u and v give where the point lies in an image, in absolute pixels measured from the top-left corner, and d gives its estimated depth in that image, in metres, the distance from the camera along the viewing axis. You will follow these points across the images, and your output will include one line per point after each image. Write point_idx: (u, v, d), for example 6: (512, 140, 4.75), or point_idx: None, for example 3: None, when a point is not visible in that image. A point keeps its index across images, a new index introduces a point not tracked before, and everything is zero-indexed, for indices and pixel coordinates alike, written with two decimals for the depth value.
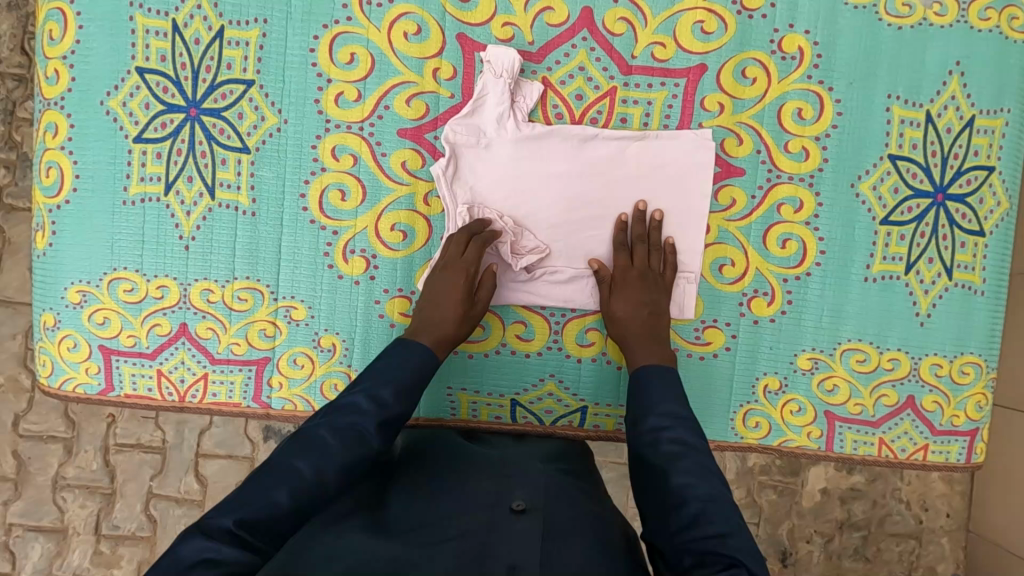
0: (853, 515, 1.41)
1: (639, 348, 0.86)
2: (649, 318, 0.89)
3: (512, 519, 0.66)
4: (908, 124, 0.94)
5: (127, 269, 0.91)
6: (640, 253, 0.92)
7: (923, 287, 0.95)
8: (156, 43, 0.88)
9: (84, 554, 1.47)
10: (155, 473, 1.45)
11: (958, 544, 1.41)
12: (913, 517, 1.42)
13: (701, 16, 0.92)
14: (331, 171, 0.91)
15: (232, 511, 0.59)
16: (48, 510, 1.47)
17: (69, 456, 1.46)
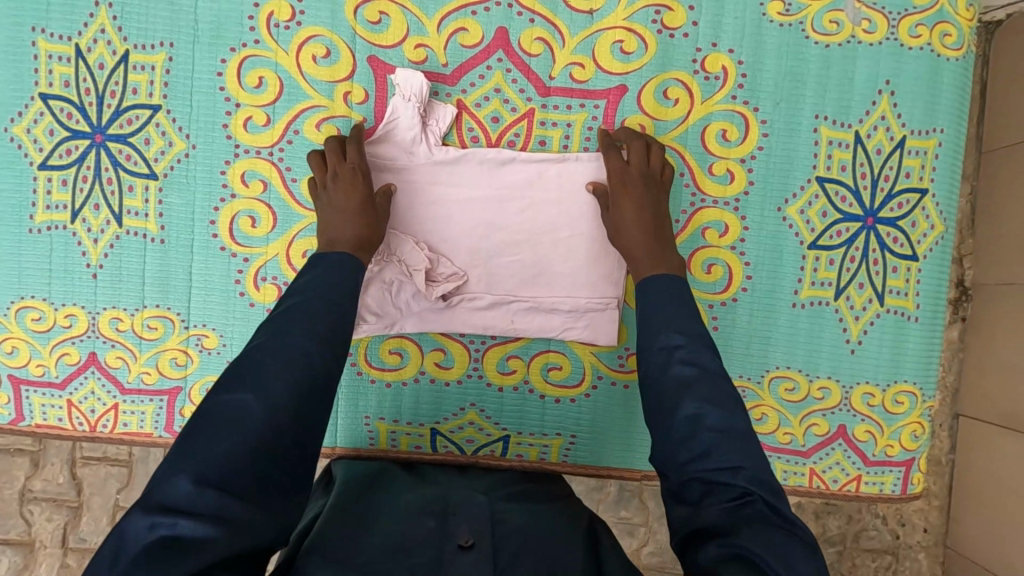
0: (827, 530, 1.27)
1: (648, 260, 0.81)
2: (655, 218, 0.85)
3: (457, 555, 0.62)
4: (836, 145, 0.91)
5: (34, 298, 0.89)
6: (634, 156, 0.87)
7: (854, 314, 0.92)
8: (59, 68, 0.86)
9: (50, 568, 1.47)
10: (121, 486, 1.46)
11: (936, 561, 1.26)
12: (889, 531, 1.27)
13: (620, 35, 0.90)
14: (241, 198, 0.90)
15: (187, 469, 0.52)
16: (14, 524, 1.47)
17: (36, 470, 1.47)
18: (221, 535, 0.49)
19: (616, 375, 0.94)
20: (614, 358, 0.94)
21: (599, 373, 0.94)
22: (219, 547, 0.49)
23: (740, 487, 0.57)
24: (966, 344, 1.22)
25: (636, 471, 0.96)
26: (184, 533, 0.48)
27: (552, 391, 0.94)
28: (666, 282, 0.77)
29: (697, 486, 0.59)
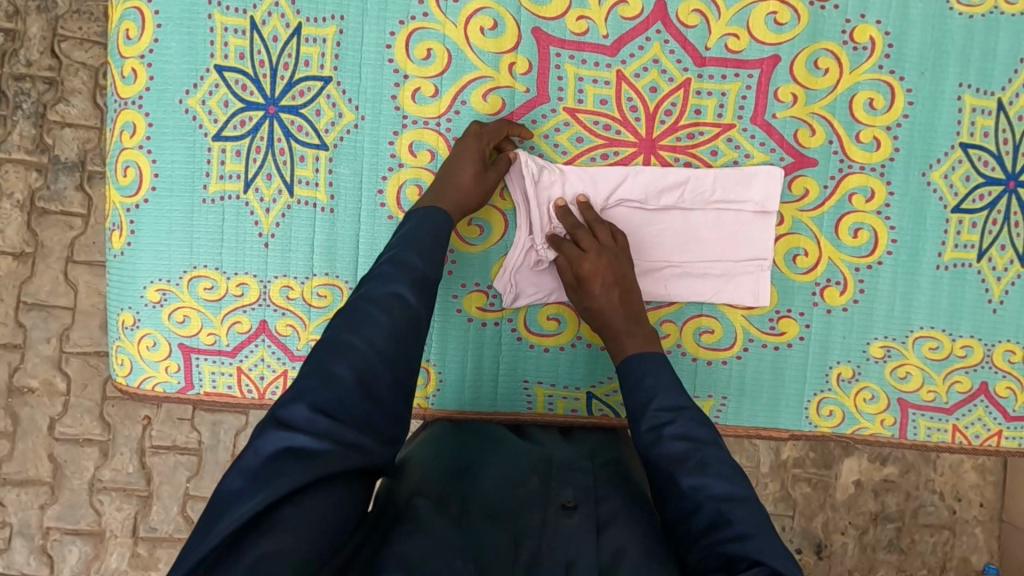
0: (887, 507, 1.45)
1: (624, 335, 0.84)
2: (624, 300, 0.86)
3: (560, 515, 0.67)
4: (980, 112, 0.94)
5: (206, 267, 0.91)
6: (583, 238, 0.89)
7: (995, 274, 0.96)
8: (234, 40, 0.88)
9: (121, 557, 1.48)
10: (191, 475, 1.46)
11: (992, 534, 1.46)
12: (946, 508, 1.46)
13: (774, 7, 0.93)
14: (408, 167, 0.92)
15: (304, 397, 0.58)
16: (84, 514, 1.47)
17: (105, 459, 1.47)
18: (334, 449, 0.56)
19: (766, 338, 0.97)
20: (765, 320, 0.97)
21: (751, 335, 0.97)
22: (334, 460, 0.55)
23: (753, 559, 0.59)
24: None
25: (790, 433, 0.99)
26: (307, 448, 0.55)
27: (704, 354, 0.97)
28: (648, 360, 0.79)
29: (713, 562, 0.61)
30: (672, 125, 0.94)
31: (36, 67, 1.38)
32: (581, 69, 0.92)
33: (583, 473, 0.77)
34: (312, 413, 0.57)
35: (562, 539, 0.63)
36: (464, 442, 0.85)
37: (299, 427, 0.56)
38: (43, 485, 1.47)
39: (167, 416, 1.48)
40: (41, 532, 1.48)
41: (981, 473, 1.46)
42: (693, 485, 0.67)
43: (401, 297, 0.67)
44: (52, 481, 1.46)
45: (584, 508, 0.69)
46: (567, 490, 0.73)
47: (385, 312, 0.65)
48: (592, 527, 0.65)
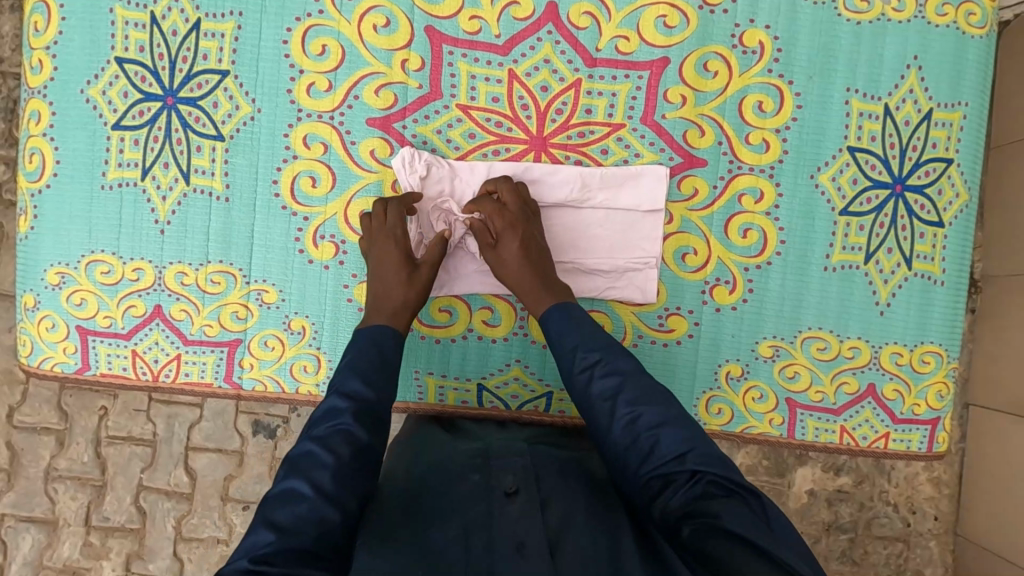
0: (841, 517, 1.44)
1: (540, 293, 0.86)
2: (535, 257, 0.88)
3: (505, 503, 0.70)
4: (867, 116, 0.96)
5: (104, 252, 0.94)
6: (506, 203, 0.90)
7: (883, 277, 0.97)
8: (135, 34, 0.92)
9: (74, 546, 1.50)
10: (144, 466, 1.48)
11: (946, 547, 1.45)
12: (901, 519, 1.45)
13: (663, 11, 0.95)
14: (302, 159, 0.94)
15: (252, 547, 0.59)
16: (39, 502, 1.50)
17: (61, 449, 1.50)
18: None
19: (655, 334, 0.99)
20: (654, 318, 0.99)
21: (640, 331, 0.99)
22: None
23: (689, 469, 0.65)
24: (976, 334, 1.38)
25: None
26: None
27: None
28: (565, 314, 0.82)
29: (654, 484, 0.67)
30: (563, 124, 0.96)
31: (6, 64, 1.42)
32: (473, 68, 0.95)
33: (522, 457, 0.80)
34: (254, 564, 0.58)
35: (510, 524, 0.67)
36: (416, 445, 0.87)
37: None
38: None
39: (122, 409, 1.49)
40: None
41: (935, 484, 1.44)
42: (631, 417, 0.71)
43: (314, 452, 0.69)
44: (8, 469, 1.50)
45: (526, 493, 0.72)
46: (508, 477, 0.75)
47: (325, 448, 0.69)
48: (538, 514, 0.69)
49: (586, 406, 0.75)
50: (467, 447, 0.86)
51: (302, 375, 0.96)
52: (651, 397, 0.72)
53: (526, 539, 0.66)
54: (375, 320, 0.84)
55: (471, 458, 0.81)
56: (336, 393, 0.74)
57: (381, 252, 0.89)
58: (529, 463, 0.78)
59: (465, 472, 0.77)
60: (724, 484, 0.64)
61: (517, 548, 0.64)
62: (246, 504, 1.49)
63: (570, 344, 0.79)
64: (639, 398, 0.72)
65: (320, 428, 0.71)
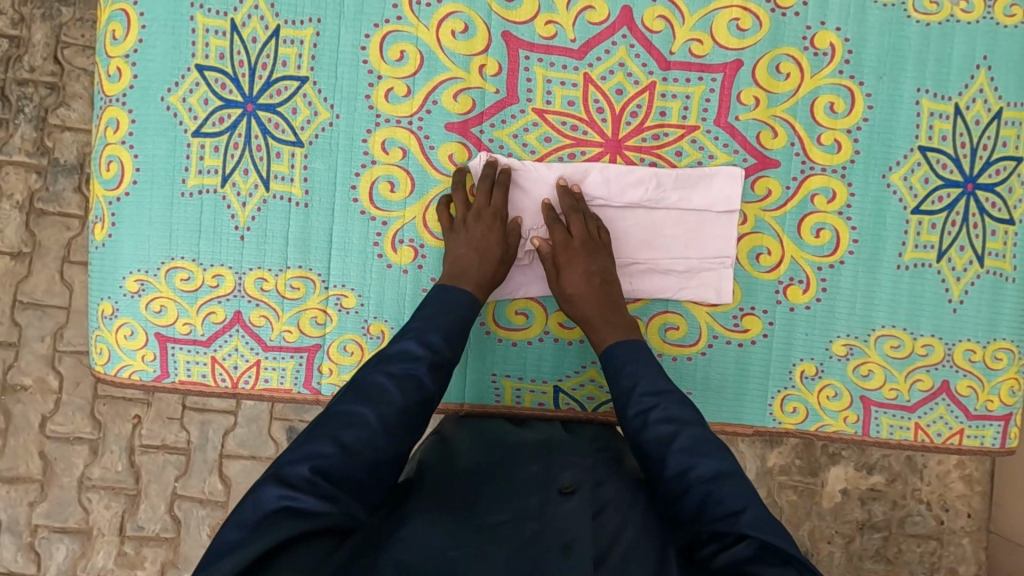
0: (874, 516, 1.45)
1: (603, 327, 0.88)
2: (602, 287, 0.90)
3: (560, 499, 0.70)
4: (937, 116, 0.97)
5: (184, 259, 0.94)
6: (577, 225, 0.93)
7: (955, 274, 0.98)
8: (215, 41, 0.92)
9: (108, 555, 1.49)
10: (179, 474, 1.48)
11: (980, 545, 1.46)
12: (934, 517, 1.46)
13: (736, 14, 0.96)
14: (380, 164, 0.95)
15: (310, 459, 0.63)
16: (73, 511, 1.49)
17: (95, 457, 1.49)
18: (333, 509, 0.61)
19: (730, 334, 0.99)
20: (729, 317, 0.99)
21: (715, 332, 0.99)
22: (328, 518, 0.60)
23: (745, 536, 0.61)
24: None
25: (756, 429, 1.00)
26: (309, 508, 0.59)
27: (670, 350, 1.00)
28: (630, 347, 0.84)
29: (704, 534, 0.65)
30: (637, 126, 0.97)
31: (38, 72, 1.42)
32: (549, 72, 0.96)
33: (581, 459, 0.80)
34: (313, 475, 0.62)
35: (561, 519, 0.66)
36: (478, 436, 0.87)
37: (302, 488, 0.60)
38: (33, 482, 1.49)
39: (156, 416, 1.49)
40: (29, 529, 1.49)
41: (968, 482, 1.45)
42: (679, 469, 0.70)
43: (383, 386, 0.72)
44: (42, 478, 1.48)
45: (584, 492, 0.72)
46: (566, 474, 0.75)
47: (400, 389, 0.72)
48: (592, 510, 0.68)
49: (635, 444, 0.76)
50: (523, 441, 0.86)
51: None
52: (705, 448, 0.71)
53: (575, 535, 0.64)
54: (466, 285, 0.87)
55: (532, 454, 0.81)
56: (416, 340, 0.78)
57: (480, 227, 0.90)
58: (591, 466, 0.78)
59: (528, 466, 0.78)
60: (778, 554, 0.59)
61: (564, 548, 0.62)
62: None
63: (626, 384, 0.80)
64: (694, 447, 0.71)
65: (396, 367, 0.74)
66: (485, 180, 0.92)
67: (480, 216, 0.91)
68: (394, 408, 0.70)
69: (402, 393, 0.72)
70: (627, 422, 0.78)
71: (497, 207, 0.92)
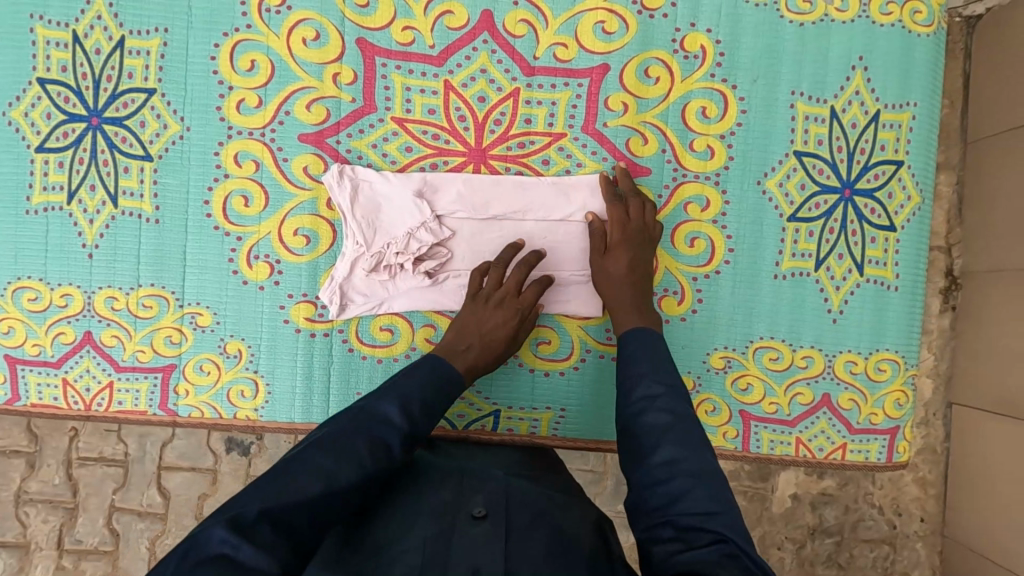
0: (825, 521, 1.32)
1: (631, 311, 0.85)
2: (635, 279, 0.88)
3: (469, 524, 0.65)
4: (813, 120, 0.93)
5: (30, 278, 0.90)
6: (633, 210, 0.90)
7: (834, 284, 0.94)
8: (57, 53, 0.89)
9: (47, 569, 1.47)
10: (117, 486, 1.45)
11: (934, 549, 1.31)
12: (886, 521, 1.31)
13: (602, 16, 0.93)
14: (234, 177, 0.92)
15: (260, 502, 0.57)
16: (10, 526, 1.46)
17: (32, 471, 1.46)
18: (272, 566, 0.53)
19: (603, 348, 0.96)
20: (602, 331, 0.96)
21: (587, 346, 0.96)
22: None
23: (717, 535, 0.57)
24: (958, 332, 1.25)
25: None
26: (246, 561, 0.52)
27: (542, 365, 0.96)
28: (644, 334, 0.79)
29: (667, 530, 0.60)
30: (502, 135, 0.94)
31: None
32: (408, 79, 0.92)
33: (494, 482, 0.74)
34: (262, 521, 0.56)
35: (471, 550, 0.61)
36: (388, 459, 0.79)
37: (247, 537, 0.54)
38: None
39: (94, 428, 1.46)
40: None
41: (922, 485, 1.30)
42: (667, 459, 0.64)
43: (358, 451, 0.65)
44: None
45: (494, 518, 0.66)
46: (478, 498, 0.69)
47: (371, 450, 0.66)
48: (502, 539, 0.63)
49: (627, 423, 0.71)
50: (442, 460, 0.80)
51: (240, 400, 0.93)
52: (694, 445, 0.65)
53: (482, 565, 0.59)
54: (458, 368, 0.83)
55: (443, 476, 0.74)
56: (399, 404, 0.71)
57: (498, 316, 0.87)
58: (502, 489, 0.72)
59: (442, 485, 0.72)
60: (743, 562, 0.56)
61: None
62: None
63: (638, 367, 0.74)
64: (686, 440, 0.66)
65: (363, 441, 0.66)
66: (524, 269, 0.89)
67: (503, 304, 0.88)
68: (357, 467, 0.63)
69: (372, 458, 0.65)
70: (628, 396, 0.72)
71: (526, 301, 0.89)
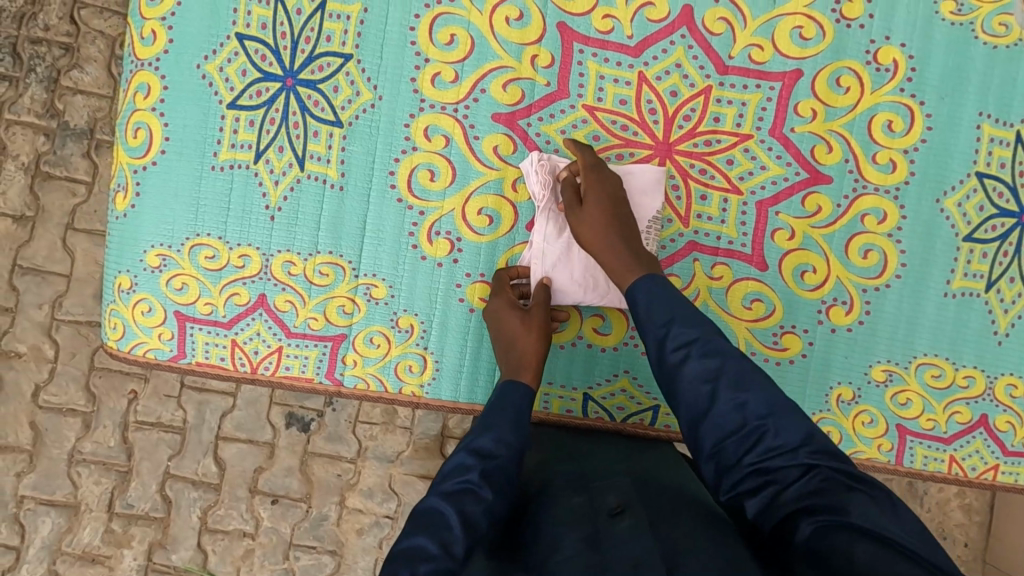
0: None
1: (628, 264, 0.80)
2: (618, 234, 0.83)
3: (611, 521, 0.65)
4: (997, 142, 0.94)
5: (209, 237, 0.89)
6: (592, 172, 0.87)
7: (1003, 306, 0.95)
8: (258, 10, 0.88)
9: (95, 532, 1.37)
10: (173, 453, 1.38)
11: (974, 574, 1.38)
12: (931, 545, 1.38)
13: (800, 22, 0.93)
14: (421, 151, 0.91)
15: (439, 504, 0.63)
16: (60, 484, 1.37)
17: (87, 431, 1.38)
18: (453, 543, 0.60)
19: (768, 352, 0.96)
20: (769, 335, 0.96)
21: (753, 348, 0.96)
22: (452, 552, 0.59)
23: (802, 464, 0.62)
24: None
25: None
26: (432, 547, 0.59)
27: None
28: (654, 287, 0.76)
29: (753, 481, 0.64)
30: (689, 131, 0.93)
31: (53, 32, 1.34)
32: (603, 68, 0.92)
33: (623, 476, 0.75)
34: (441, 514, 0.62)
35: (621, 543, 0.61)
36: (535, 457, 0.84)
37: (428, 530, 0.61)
38: (21, 452, 1.37)
39: (153, 392, 1.39)
40: (14, 500, 1.37)
41: (968, 512, 1.38)
42: (733, 403, 0.66)
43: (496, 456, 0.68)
44: (31, 449, 1.36)
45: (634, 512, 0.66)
46: (610, 495, 0.70)
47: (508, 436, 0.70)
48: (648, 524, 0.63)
49: (671, 388, 0.71)
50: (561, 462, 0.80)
51: (408, 376, 0.92)
52: (753, 380, 0.67)
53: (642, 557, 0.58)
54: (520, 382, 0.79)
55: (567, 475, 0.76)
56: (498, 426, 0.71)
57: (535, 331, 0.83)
58: (630, 482, 0.73)
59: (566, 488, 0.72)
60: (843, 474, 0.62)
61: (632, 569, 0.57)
62: (275, 498, 1.38)
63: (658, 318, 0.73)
64: (742, 378, 0.67)
65: (449, 484, 0.65)
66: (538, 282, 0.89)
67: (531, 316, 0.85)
68: (480, 506, 0.64)
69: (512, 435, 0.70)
70: (663, 362, 0.72)
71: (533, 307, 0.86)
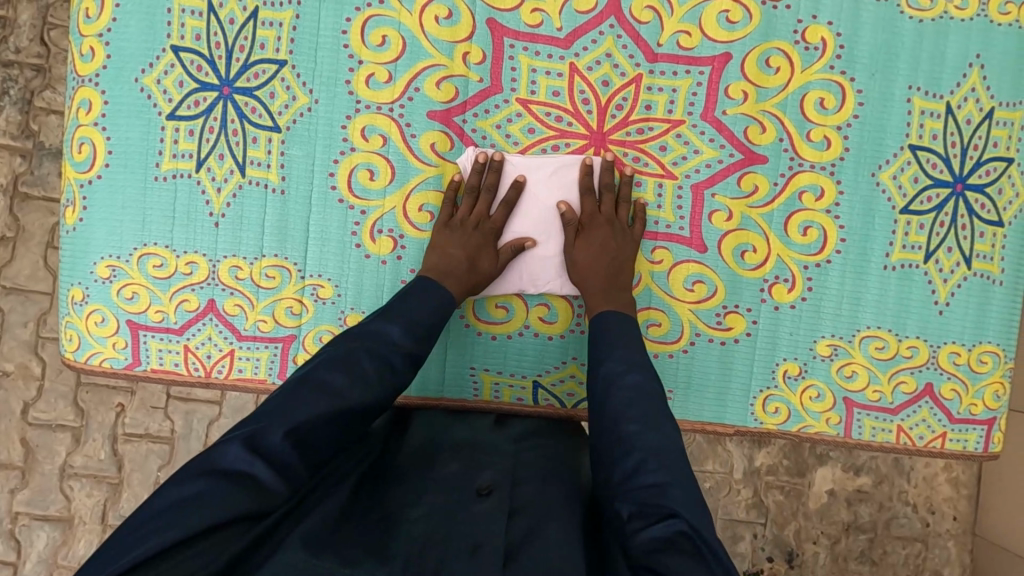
0: (859, 517, 1.31)
1: (600, 295, 0.87)
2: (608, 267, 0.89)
3: (475, 500, 0.65)
4: (928, 115, 0.95)
5: (157, 245, 0.92)
6: (608, 203, 0.92)
7: (942, 276, 0.97)
8: (191, 22, 0.90)
9: (89, 544, 1.39)
10: (163, 464, 1.39)
11: (964, 548, 1.31)
12: (919, 520, 1.31)
13: (726, 6, 0.94)
14: (360, 151, 0.93)
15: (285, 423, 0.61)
16: (54, 499, 1.39)
17: (77, 445, 1.39)
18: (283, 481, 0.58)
19: (713, 332, 0.98)
20: (713, 315, 0.98)
21: (698, 330, 0.98)
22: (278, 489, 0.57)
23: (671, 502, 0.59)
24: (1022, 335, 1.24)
25: (734, 428, 0.99)
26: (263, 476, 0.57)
27: (652, 346, 0.98)
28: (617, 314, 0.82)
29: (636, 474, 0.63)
30: (623, 119, 0.95)
31: (24, 54, 1.32)
32: (534, 61, 0.93)
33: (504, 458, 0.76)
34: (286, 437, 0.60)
35: (473, 523, 0.60)
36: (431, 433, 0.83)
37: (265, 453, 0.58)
38: (13, 469, 1.39)
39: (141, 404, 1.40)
40: (9, 516, 1.39)
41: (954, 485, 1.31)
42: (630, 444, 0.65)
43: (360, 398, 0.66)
44: (23, 465, 1.39)
45: (499, 494, 0.66)
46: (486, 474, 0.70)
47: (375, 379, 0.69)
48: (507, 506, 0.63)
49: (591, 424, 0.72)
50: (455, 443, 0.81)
51: None
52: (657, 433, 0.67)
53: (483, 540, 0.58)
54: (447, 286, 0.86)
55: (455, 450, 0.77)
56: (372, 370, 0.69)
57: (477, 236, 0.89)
58: (510, 465, 0.74)
59: (448, 464, 0.73)
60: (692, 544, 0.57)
61: (471, 550, 0.56)
62: None
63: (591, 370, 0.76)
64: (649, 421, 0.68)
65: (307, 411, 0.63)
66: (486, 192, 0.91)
67: (479, 226, 0.90)
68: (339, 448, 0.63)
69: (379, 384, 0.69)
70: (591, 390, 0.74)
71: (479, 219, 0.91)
